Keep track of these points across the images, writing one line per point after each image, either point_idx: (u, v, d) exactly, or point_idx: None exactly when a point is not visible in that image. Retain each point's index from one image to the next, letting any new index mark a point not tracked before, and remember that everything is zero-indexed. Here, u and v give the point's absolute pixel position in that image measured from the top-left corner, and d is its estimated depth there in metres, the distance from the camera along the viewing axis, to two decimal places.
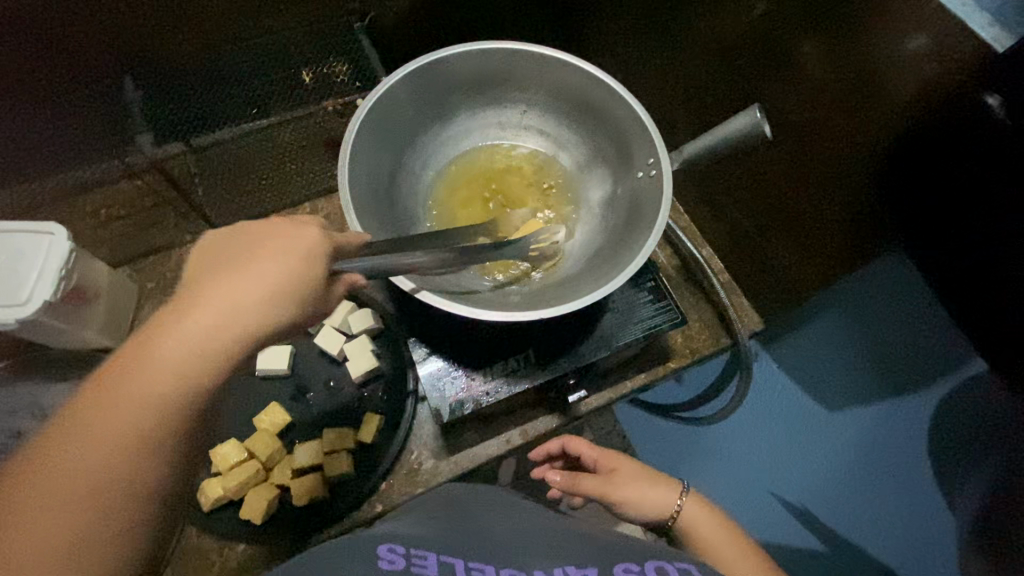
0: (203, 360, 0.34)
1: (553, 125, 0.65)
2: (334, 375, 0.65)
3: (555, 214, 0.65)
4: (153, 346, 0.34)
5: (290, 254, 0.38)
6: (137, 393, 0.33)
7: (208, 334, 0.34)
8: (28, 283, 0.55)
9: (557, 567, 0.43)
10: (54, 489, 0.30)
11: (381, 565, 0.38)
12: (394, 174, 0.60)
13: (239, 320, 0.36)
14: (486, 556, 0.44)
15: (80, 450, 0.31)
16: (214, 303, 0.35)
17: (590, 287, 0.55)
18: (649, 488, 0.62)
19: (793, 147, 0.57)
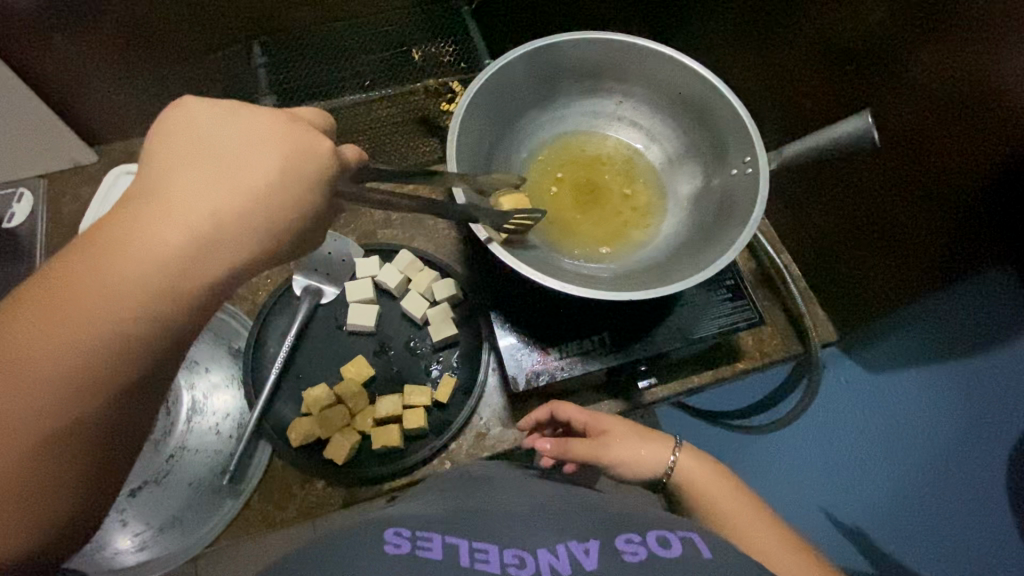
0: (157, 237, 0.33)
1: (649, 118, 0.66)
2: (414, 338, 0.69)
3: (643, 203, 0.66)
4: (115, 223, 0.33)
5: (276, 139, 0.37)
6: (110, 271, 0.32)
7: (181, 217, 0.34)
8: None
9: (560, 542, 0.44)
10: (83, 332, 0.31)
11: (388, 550, 0.40)
12: (494, 150, 0.63)
13: (234, 188, 0.35)
14: (488, 535, 0.45)
15: (78, 308, 0.31)
16: (179, 184, 0.34)
17: (672, 277, 0.56)
18: (642, 447, 0.62)
19: (898, 157, 0.56)
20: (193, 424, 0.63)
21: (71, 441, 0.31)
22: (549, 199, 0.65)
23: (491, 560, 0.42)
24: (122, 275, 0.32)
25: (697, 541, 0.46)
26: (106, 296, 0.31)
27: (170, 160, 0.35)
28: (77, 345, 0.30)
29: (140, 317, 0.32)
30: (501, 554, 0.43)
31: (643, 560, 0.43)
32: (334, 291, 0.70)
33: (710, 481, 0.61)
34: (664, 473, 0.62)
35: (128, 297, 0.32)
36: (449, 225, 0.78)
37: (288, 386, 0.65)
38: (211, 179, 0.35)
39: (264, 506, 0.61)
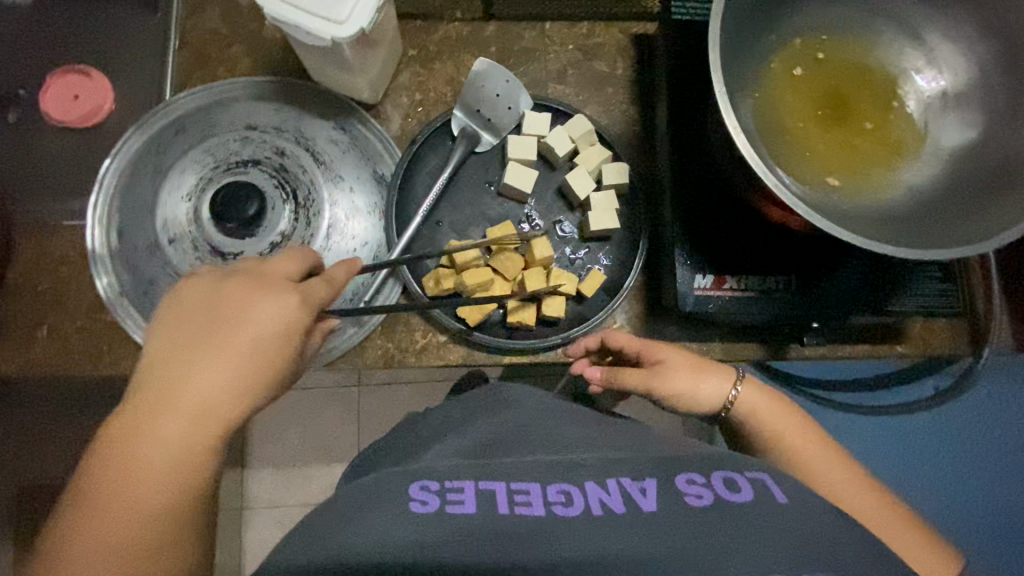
0: (184, 458, 0.35)
1: (938, 37, 0.53)
2: (565, 218, 0.62)
3: (893, 141, 0.54)
4: (171, 399, 0.35)
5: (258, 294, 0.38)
6: (155, 451, 0.34)
7: (206, 401, 0.36)
8: (349, 1, 0.49)
9: (611, 476, 0.36)
10: (139, 483, 0.34)
11: (412, 508, 0.32)
12: (749, 22, 0.51)
13: (253, 349, 0.37)
14: (527, 471, 0.36)
15: (170, 452, 0.35)
16: (202, 390, 0.36)
17: (917, 240, 0.47)
18: (700, 378, 0.51)
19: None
20: (330, 243, 0.59)
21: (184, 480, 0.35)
22: (786, 103, 0.53)
23: (533, 501, 0.34)
24: (155, 444, 0.34)
25: (769, 481, 0.35)
26: (159, 457, 0.34)
27: (213, 334, 0.37)
28: (146, 493, 0.34)
29: (181, 473, 0.35)
30: (545, 490, 0.34)
31: (711, 507, 0.33)
32: (493, 141, 0.62)
33: (780, 418, 0.50)
34: (721, 407, 0.51)
35: (175, 468, 0.34)
36: (628, 101, 0.66)
37: (428, 232, 0.60)
38: (233, 362, 0.36)
39: (384, 343, 0.59)
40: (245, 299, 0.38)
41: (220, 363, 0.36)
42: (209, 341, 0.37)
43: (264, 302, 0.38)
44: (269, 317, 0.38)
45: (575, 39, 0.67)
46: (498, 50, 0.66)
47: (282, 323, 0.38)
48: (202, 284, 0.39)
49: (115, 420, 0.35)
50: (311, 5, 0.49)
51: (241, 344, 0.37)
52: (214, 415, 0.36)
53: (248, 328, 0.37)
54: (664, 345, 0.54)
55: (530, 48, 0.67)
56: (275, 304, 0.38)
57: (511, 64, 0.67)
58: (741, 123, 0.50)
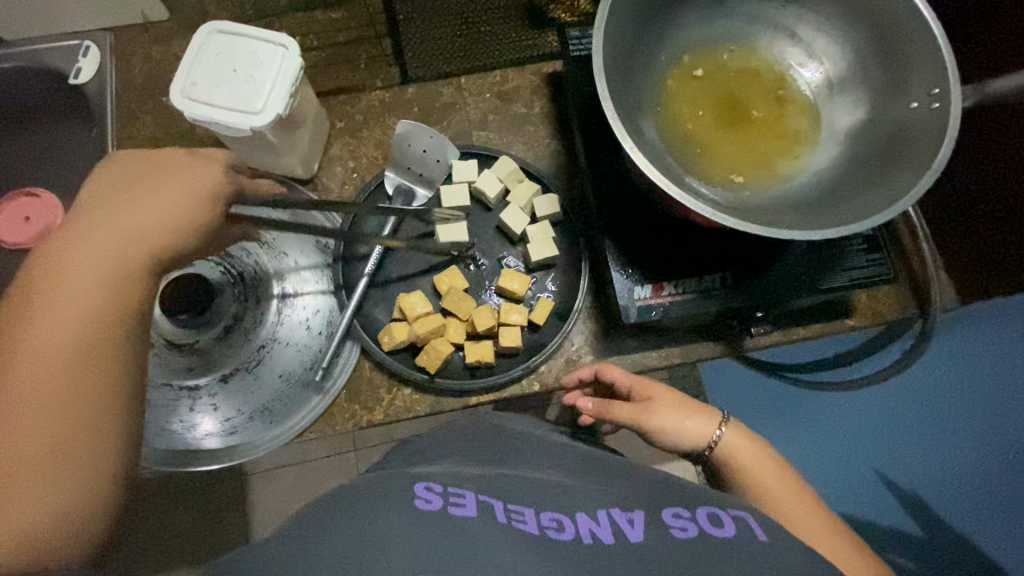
0: (105, 298, 0.34)
1: (813, 30, 0.57)
2: (509, 254, 0.65)
3: (792, 131, 0.57)
4: (81, 244, 0.35)
5: (187, 163, 0.40)
6: (71, 291, 0.33)
7: (133, 245, 0.36)
8: (263, 92, 0.52)
9: (601, 508, 0.36)
10: (58, 322, 0.32)
11: (418, 506, 0.31)
12: (634, 51, 0.55)
13: (180, 214, 0.38)
14: (521, 494, 0.36)
15: (85, 295, 0.33)
16: (120, 228, 0.36)
17: (826, 218, 0.50)
18: (687, 416, 0.53)
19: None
20: (285, 316, 0.61)
21: (104, 337, 0.33)
22: (686, 115, 0.57)
23: (528, 522, 0.33)
24: (72, 280, 0.33)
25: (750, 519, 0.36)
26: (69, 301, 0.33)
27: (136, 190, 0.38)
28: (53, 337, 0.32)
29: (103, 322, 0.33)
30: (538, 515, 0.34)
31: (696, 537, 0.34)
32: (428, 194, 0.65)
33: (760, 462, 0.51)
34: (705, 446, 0.52)
35: (88, 312, 0.33)
36: (549, 135, 0.70)
37: (379, 289, 0.62)
38: (152, 213, 0.37)
39: (351, 405, 0.60)
40: (172, 171, 0.39)
41: (162, 219, 0.37)
42: (148, 190, 0.38)
43: (193, 171, 0.40)
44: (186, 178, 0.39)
45: (491, 87, 0.71)
46: (421, 109, 0.70)
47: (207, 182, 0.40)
48: (125, 154, 0.40)
49: (29, 265, 0.34)
50: (229, 102, 0.52)
51: (163, 199, 0.38)
52: (124, 254, 0.35)
53: (168, 187, 0.38)
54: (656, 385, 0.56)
55: (450, 102, 0.71)
56: (200, 172, 0.40)
57: (435, 119, 0.70)
58: (644, 141, 0.53)
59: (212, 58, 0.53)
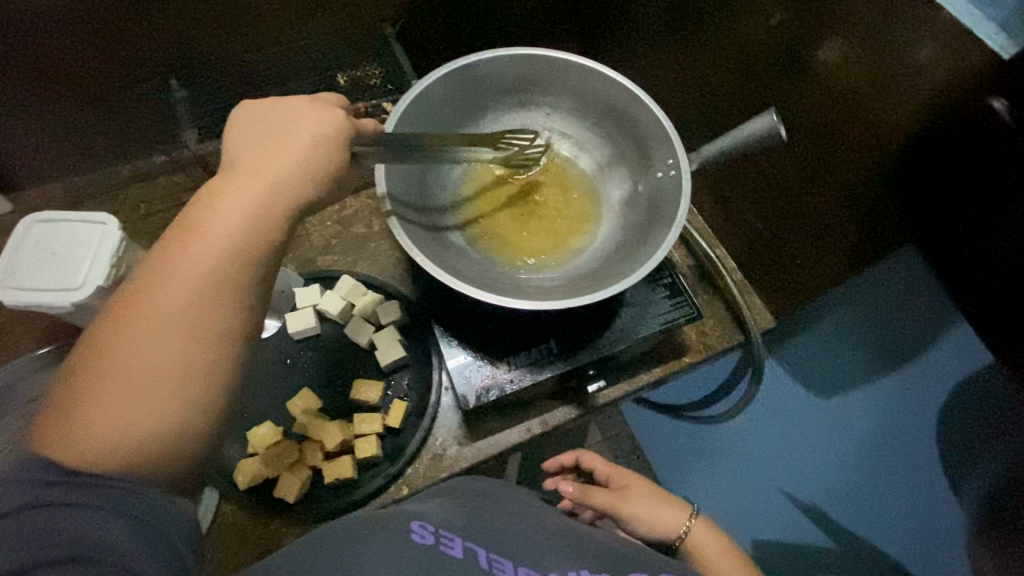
0: (206, 304, 0.36)
1: (576, 126, 0.68)
2: (363, 364, 0.68)
3: (577, 212, 0.67)
4: (183, 260, 0.36)
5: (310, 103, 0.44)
6: (163, 309, 0.35)
7: (223, 250, 0.37)
8: (82, 268, 0.56)
9: (573, 569, 0.43)
10: (163, 347, 0.34)
11: (414, 539, 0.39)
12: (427, 170, 0.63)
13: (289, 163, 0.41)
14: (504, 549, 0.43)
15: (180, 314, 0.35)
16: (222, 229, 0.37)
17: (609, 281, 0.57)
18: (661, 506, 0.65)
19: (802, 153, 0.59)
20: None
21: (192, 339, 0.35)
22: (486, 214, 0.66)
23: (507, 570, 0.40)
24: (160, 306, 0.35)
25: None
26: (168, 319, 0.34)
27: (233, 176, 0.40)
28: (147, 365, 0.33)
29: (199, 328, 0.35)
30: (516, 569, 0.41)
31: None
32: (277, 324, 0.69)
33: (714, 546, 0.63)
34: (677, 536, 0.63)
35: (197, 331, 0.35)
36: (390, 248, 0.77)
37: (234, 426, 0.63)
38: (255, 179, 0.40)
39: (218, 551, 0.59)
40: (295, 112, 0.43)
41: (268, 172, 0.40)
42: (267, 144, 0.41)
43: (310, 111, 0.44)
44: (237, 208, 0.38)
45: (331, 216, 0.79)
46: (267, 247, 0.76)
47: (287, 167, 0.41)
48: (252, 109, 0.44)
49: (88, 339, 0.34)
50: (49, 282, 0.55)
51: (298, 136, 0.42)
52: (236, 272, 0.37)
53: (295, 129, 0.42)
54: (631, 477, 0.68)
55: (295, 236, 0.77)
56: (320, 108, 0.44)
57: (283, 253, 0.76)
58: (446, 247, 0.60)
59: (33, 246, 0.57)
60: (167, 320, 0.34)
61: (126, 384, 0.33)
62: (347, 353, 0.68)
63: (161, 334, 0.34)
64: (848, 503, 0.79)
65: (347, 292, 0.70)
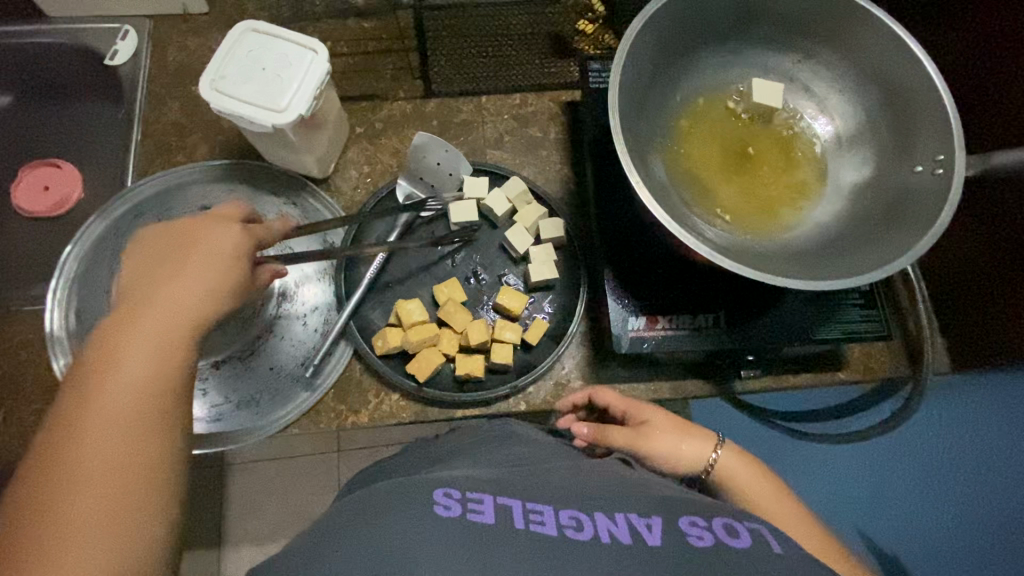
0: (168, 364, 0.38)
1: (827, 85, 0.59)
2: (510, 272, 0.65)
3: (799, 183, 0.58)
4: (130, 328, 0.38)
5: (199, 232, 0.45)
6: (122, 375, 0.36)
7: (173, 360, 0.38)
8: (289, 91, 0.54)
9: (620, 511, 0.37)
10: (137, 393, 0.36)
11: (437, 512, 0.33)
12: (653, 84, 0.57)
13: (204, 296, 0.42)
14: (541, 493, 0.38)
15: (137, 362, 0.37)
16: (149, 348, 0.38)
17: (828, 270, 0.50)
18: (683, 440, 0.55)
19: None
20: (283, 310, 0.63)
21: (157, 386, 0.37)
22: (695, 157, 0.58)
23: (547, 522, 0.35)
24: (126, 365, 0.37)
25: (766, 533, 0.38)
26: (130, 371, 0.37)
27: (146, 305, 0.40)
28: (124, 422, 0.35)
29: (162, 406, 0.37)
30: (557, 514, 0.36)
31: (711, 547, 0.35)
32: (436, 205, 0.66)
33: (755, 481, 0.53)
34: (703, 470, 0.54)
35: (148, 382, 0.37)
36: (561, 161, 0.72)
37: (378, 293, 0.63)
38: (177, 314, 0.40)
39: (338, 405, 0.60)
40: (198, 238, 0.44)
41: (186, 296, 0.41)
42: (173, 275, 0.42)
43: (214, 231, 0.45)
44: (156, 331, 0.39)
45: (510, 109, 0.73)
46: (439, 123, 0.72)
47: (179, 299, 0.41)
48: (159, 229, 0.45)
49: (48, 436, 0.34)
50: (255, 97, 0.54)
51: (195, 270, 0.42)
52: (178, 326, 0.40)
53: (196, 256, 0.43)
54: (650, 408, 0.57)
55: (469, 120, 0.72)
56: (227, 232, 0.45)
57: (453, 133, 0.72)
58: (652, 178, 0.54)
59: (244, 53, 0.55)
60: (136, 366, 0.37)
61: (114, 450, 0.34)
62: (500, 257, 0.66)
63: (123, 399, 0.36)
64: None
65: (509, 194, 0.66)
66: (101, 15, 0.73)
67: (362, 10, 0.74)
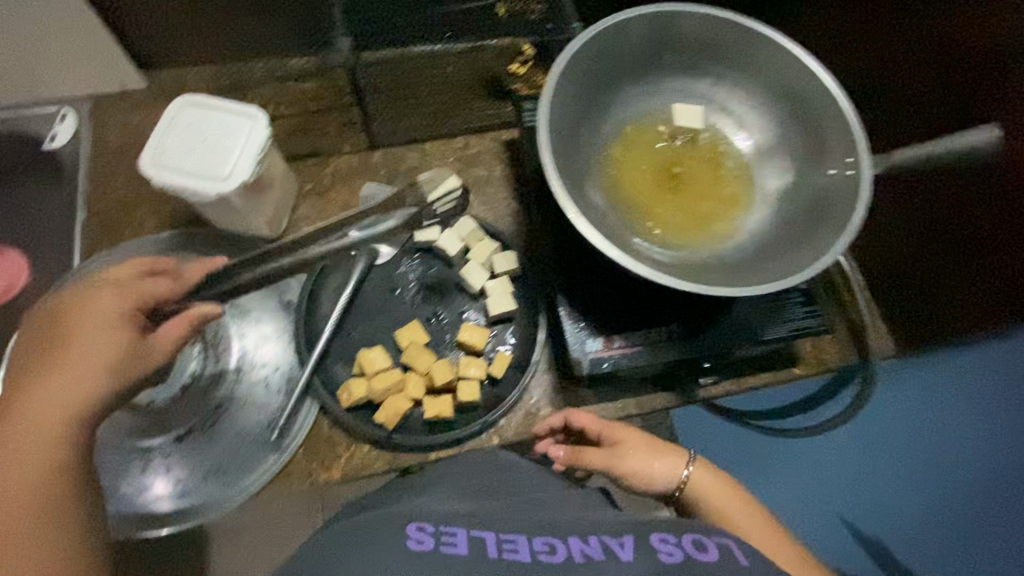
0: (49, 465, 0.36)
1: (742, 103, 0.63)
2: (470, 309, 0.67)
3: (729, 196, 0.62)
4: (9, 430, 0.37)
5: (79, 306, 0.42)
6: (5, 484, 0.35)
7: (52, 458, 0.37)
8: (230, 160, 0.55)
9: (594, 534, 0.38)
10: (12, 505, 0.35)
11: (409, 546, 0.34)
12: (582, 119, 0.60)
13: (87, 381, 0.39)
14: (516, 524, 0.38)
15: (10, 468, 0.36)
16: (27, 450, 0.36)
17: (761, 276, 0.54)
18: (658, 458, 0.52)
19: (998, 178, 0.53)
20: (244, 375, 0.62)
21: (41, 490, 0.36)
22: (629, 181, 0.62)
23: (521, 550, 0.35)
24: (8, 474, 0.36)
25: (732, 544, 0.37)
26: (9, 482, 0.35)
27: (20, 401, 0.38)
28: (10, 536, 0.35)
29: (46, 507, 0.36)
30: (530, 542, 0.36)
31: (680, 562, 0.35)
32: (390, 251, 0.67)
33: (730, 497, 0.51)
34: (676, 486, 0.51)
35: (32, 487, 0.36)
36: (509, 196, 0.75)
37: (339, 344, 0.63)
38: (57, 408, 0.38)
39: (309, 462, 0.60)
40: (77, 313, 0.41)
41: (65, 387, 0.38)
42: (52, 361, 0.39)
43: (93, 303, 0.42)
44: (36, 428, 0.37)
45: (454, 152, 0.76)
46: (386, 172, 0.74)
47: (57, 392, 0.38)
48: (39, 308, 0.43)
49: None
50: (197, 168, 0.55)
51: (77, 352, 0.40)
52: (62, 420, 0.37)
53: (74, 336, 0.40)
54: (623, 426, 0.55)
55: (416, 167, 0.75)
56: (101, 302, 0.42)
57: (401, 180, 0.74)
58: (590, 206, 0.57)
59: (183, 128, 0.57)
60: (37, 442, 0.36)
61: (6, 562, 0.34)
62: (459, 296, 0.67)
63: (33, 444, 0.36)
64: None
65: (461, 233, 0.68)
66: (36, 100, 0.74)
67: (301, 73, 0.77)
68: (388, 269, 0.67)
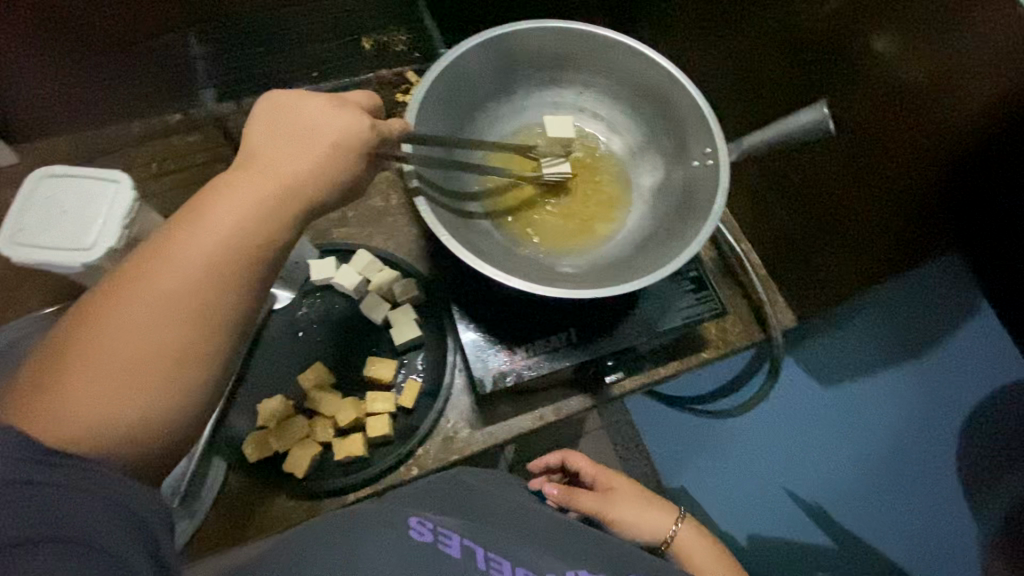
0: (148, 365, 0.33)
1: (610, 108, 0.66)
2: (376, 342, 0.66)
3: (606, 199, 0.65)
4: (108, 318, 0.33)
5: (241, 221, 0.37)
6: (99, 370, 0.32)
7: (142, 357, 0.33)
8: (93, 228, 0.54)
9: (572, 571, 0.40)
10: (116, 403, 0.32)
11: (412, 536, 0.38)
12: (453, 142, 0.61)
13: (190, 283, 0.35)
14: (506, 546, 0.40)
15: (128, 364, 0.33)
16: (120, 344, 0.33)
17: (636, 272, 0.55)
18: (648, 510, 0.61)
19: (845, 150, 0.56)
20: None
21: (144, 401, 0.33)
22: (509, 195, 0.63)
23: (504, 573, 0.38)
24: (99, 360, 0.32)
25: None
26: (107, 376, 0.32)
27: (118, 296, 0.34)
28: (98, 434, 0.32)
29: (151, 417, 0.33)
30: (514, 571, 0.38)
31: None
32: (288, 295, 0.66)
33: (710, 558, 0.59)
34: (663, 541, 0.60)
35: (138, 383, 0.33)
36: (408, 223, 0.75)
37: (243, 398, 0.62)
38: (150, 309, 0.34)
39: (221, 526, 0.58)
40: (192, 219, 0.37)
41: (153, 295, 0.34)
42: (138, 268, 0.35)
43: (219, 209, 0.37)
44: (133, 320, 0.33)
45: None
46: None
47: (161, 291, 0.34)
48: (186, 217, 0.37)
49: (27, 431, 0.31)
50: (58, 241, 0.53)
51: (184, 263, 0.35)
52: (176, 314, 0.34)
53: (173, 246, 0.35)
54: (618, 479, 0.64)
55: None
56: (240, 208, 0.37)
57: None
58: (469, 225, 0.58)
59: (42, 201, 0.55)
60: (129, 341, 0.33)
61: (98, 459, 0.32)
62: (363, 330, 0.66)
63: (118, 348, 0.33)
64: (854, 506, 0.81)
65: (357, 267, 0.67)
66: None
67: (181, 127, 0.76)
68: (288, 313, 0.66)
